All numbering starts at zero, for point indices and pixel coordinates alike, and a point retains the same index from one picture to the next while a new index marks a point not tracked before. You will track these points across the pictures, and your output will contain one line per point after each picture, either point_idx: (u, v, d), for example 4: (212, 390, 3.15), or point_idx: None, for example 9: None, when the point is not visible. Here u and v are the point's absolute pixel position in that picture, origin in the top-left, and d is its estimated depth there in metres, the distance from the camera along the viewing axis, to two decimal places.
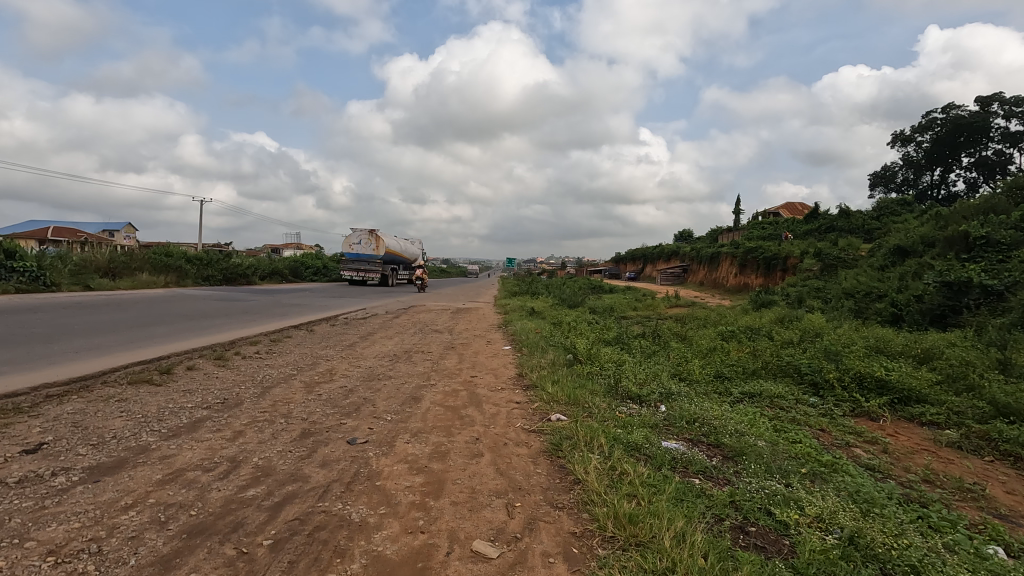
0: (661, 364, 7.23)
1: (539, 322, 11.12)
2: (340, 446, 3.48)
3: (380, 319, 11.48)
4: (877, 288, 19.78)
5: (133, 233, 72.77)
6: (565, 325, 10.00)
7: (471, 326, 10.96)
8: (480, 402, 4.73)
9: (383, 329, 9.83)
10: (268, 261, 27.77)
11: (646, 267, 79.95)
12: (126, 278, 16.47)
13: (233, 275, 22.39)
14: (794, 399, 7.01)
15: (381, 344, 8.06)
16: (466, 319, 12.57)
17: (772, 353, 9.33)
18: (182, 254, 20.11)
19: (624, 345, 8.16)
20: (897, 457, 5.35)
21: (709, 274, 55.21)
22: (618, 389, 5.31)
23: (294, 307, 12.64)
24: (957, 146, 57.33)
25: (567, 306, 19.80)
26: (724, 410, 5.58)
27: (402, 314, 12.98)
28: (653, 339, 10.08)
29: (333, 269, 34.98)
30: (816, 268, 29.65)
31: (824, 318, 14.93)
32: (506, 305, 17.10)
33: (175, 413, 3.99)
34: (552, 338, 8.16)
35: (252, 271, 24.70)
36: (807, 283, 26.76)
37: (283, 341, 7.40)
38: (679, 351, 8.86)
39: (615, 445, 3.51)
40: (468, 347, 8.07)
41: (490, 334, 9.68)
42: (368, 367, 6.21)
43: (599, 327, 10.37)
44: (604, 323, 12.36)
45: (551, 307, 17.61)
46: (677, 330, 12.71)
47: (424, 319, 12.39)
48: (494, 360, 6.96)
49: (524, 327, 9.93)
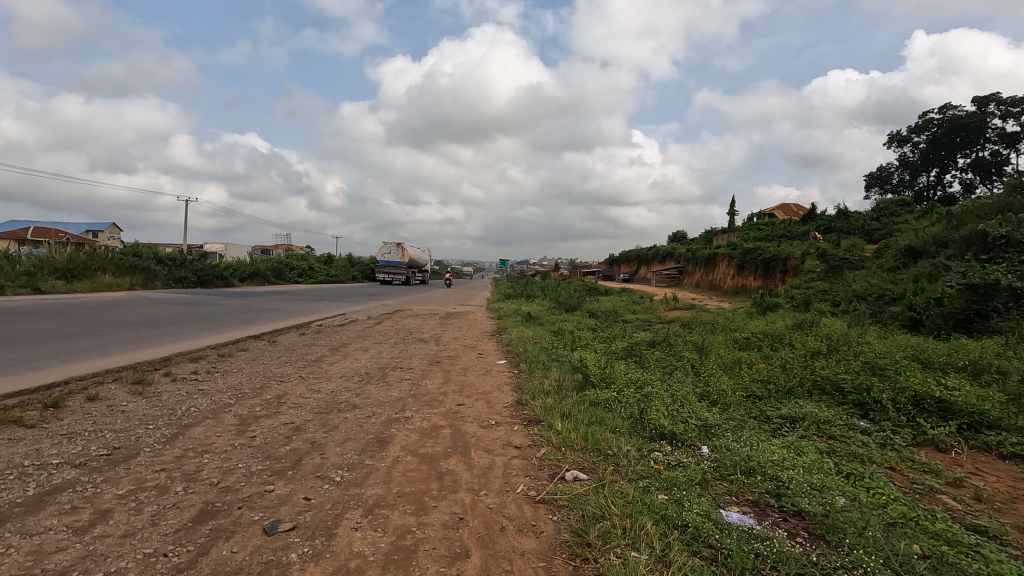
0: (685, 383, 6.11)
1: (537, 330, 9.96)
2: (250, 540, 2.27)
3: (358, 327, 10.25)
4: (891, 291, 18.81)
5: (118, 234, 71.19)
6: (567, 334, 8.87)
7: (459, 335, 9.75)
8: (468, 448, 3.53)
9: (360, 340, 8.61)
10: (250, 262, 26.47)
11: (641, 269, 79.06)
12: (86, 280, 15.14)
13: (209, 277, 21.07)
14: (845, 426, 5.89)
15: (353, 358, 6.85)
16: (455, 326, 11.35)
17: (803, 367, 8.23)
18: (152, 255, 18.74)
19: (637, 359, 7.03)
20: (998, 507, 4.21)
21: (706, 275, 54.32)
22: (645, 423, 4.16)
23: (267, 313, 11.41)
24: (955, 147, 56.77)
25: (564, 310, 18.65)
26: (777, 447, 4.42)
27: (384, 321, 11.74)
28: (666, 350, 8.95)
29: (320, 271, 33.70)
30: (820, 269, 28.70)
31: (843, 323, 13.89)
32: (500, 309, 15.96)
33: (24, 477, 2.76)
34: (555, 351, 7.01)
35: (232, 274, 23.39)
36: (812, 285, 25.77)
37: (233, 357, 6.17)
38: (699, 365, 7.72)
39: (669, 536, 2.34)
40: (455, 362, 6.89)
41: (480, 344, 8.49)
42: (328, 392, 4.97)
43: (605, 336, 9.22)
44: (608, 331, 11.25)
45: (548, 312, 16.48)
46: (687, 338, 11.59)
47: (408, 326, 11.17)
48: (486, 380, 5.77)
49: (519, 337, 8.78)
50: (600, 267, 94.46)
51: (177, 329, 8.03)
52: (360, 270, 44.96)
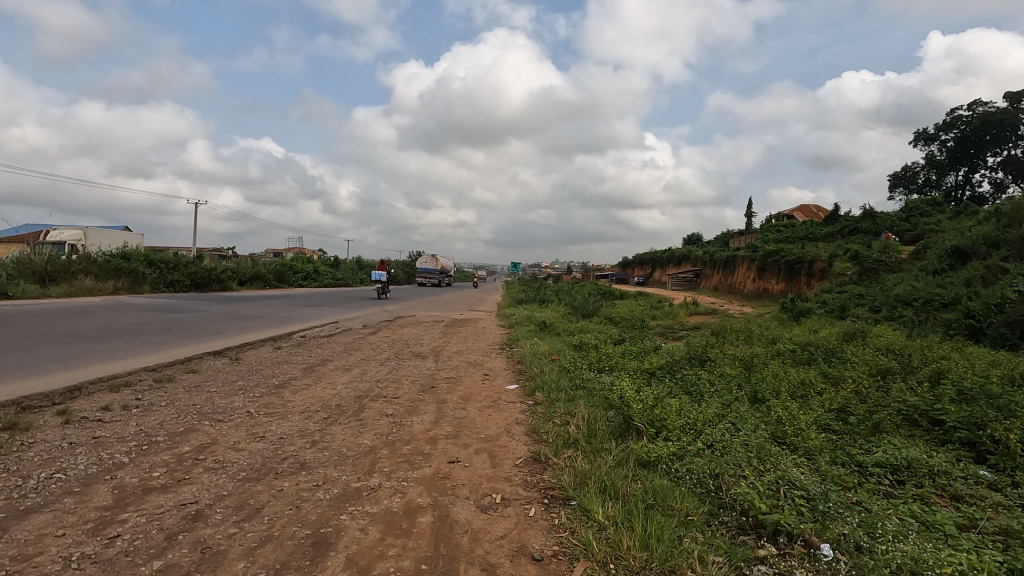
0: (750, 420, 4.73)
1: (555, 342, 8.57)
2: None
3: (348, 339, 8.91)
4: (940, 296, 17.18)
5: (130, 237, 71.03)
6: (591, 347, 7.47)
7: (466, 348, 8.35)
8: (455, 565, 2.15)
9: (347, 356, 7.28)
10: (251, 264, 25.38)
11: (656, 272, 77.30)
12: (64, 284, 14.01)
13: (204, 280, 19.93)
14: (968, 479, 4.42)
15: (329, 383, 5.51)
16: (461, 336, 9.99)
17: (881, 390, 6.76)
18: (141, 258, 17.65)
19: (682, 385, 5.66)
20: None
21: (725, 278, 52.49)
22: (727, 500, 2.78)
23: (254, 321, 10.25)
24: (985, 144, 54.48)
25: (581, 316, 17.30)
26: (914, 533, 3.00)
27: (380, 330, 10.38)
28: (707, 368, 7.57)
29: (325, 274, 32.64)
30: (852, 273, 26.97)
31: (897, 333, 12.34)
32: (511, 315, 14.57)
33: None
34: (578, 373, 5.64)
35: (230, 277, 22.28)
36: (845, 289, 24.19)
37: (172, 384, 4.86)
38: (753, 388, 6.33)
39: None
40: (455, 387, 5.50)
41: (487, 361, 7.10)
42: (273, 441, 3.60)
43: (634, 350, 7.85)
44: (635, 342, 9.89)
45: (564, 319, 15.09)
46: (726, 351, 10.14)
47: (407, 336, 9.83)
48: (492, 416, 4.40)
49: (533, 351, 7.39)
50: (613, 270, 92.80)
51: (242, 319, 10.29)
52: (368, 273, 43.83)
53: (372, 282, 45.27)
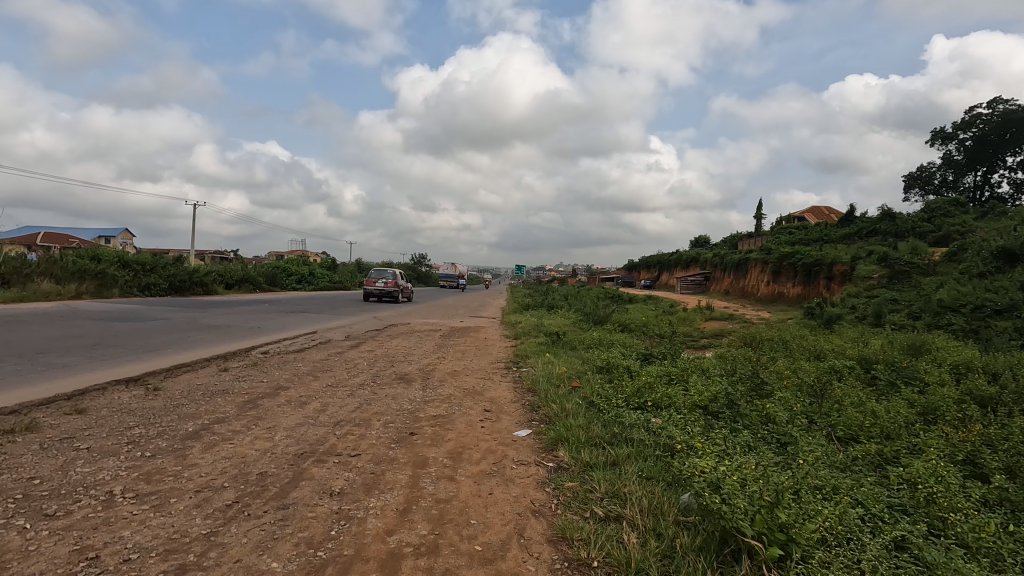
0: (878, 496, 3.17)
1: (574, 360, 7.01)
2: None
3: (321, 355, 7.37)
4: (992, 301, 15.48)
5: (129, 240, 70.11)
6: (619, 369, 5.92)
7: (463, 368, 6.79)
8: None
9: (312, 380, 5.72)
10: (241, 267, 23.95)
11: (664, 275, 75.53)
12: (17, 288, 12.52)
13: (185, 284, 18.43)
14: None
15: (269, 428, 3.95)
16: (460, 351, 8.43)
17: (1003, 428, 5.15)
18: (114, 260, 16.20)
19: (754, 436, 4.10)
20: None
21: (737, 282, 50.73)
22: None
23: (217, 331, 8.76)
24: (1008, 143, 52.47)
25: (594, 324, 15.69)
26: None
27: (364, 343, 8.85)
28: (767, 396, 6.01)
29: (320, 278, 31.20)
30: (881, 276, 25.23)
31: (964, 347, 10.65)
32: (518, 324, 12.98)
33: None
34: (612, 413, 4.09)
35: (217, 281, 20.85)
36: (875, 294, 22.56)
37: (23, 441, 3.29)
38: (844, 440, 4.76)
39: None
40: (444, 435, 3.92)
41: (490, 388, 5.54)
42: (104, 574, 2.02)
43: (672, 372, 6.26)
44: (665, 359, 8.33)
45: (576, 329, 13.46)
46: (775, 368, 8.54)
47: (395, 351, 8.30)
48: (493, 500, 2.82)
49: (547, 375, 5.83)
50: (619, 274, 90.98)
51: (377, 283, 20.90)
52: (369, 276, 42.41)
53: (373, 286, 43.83)
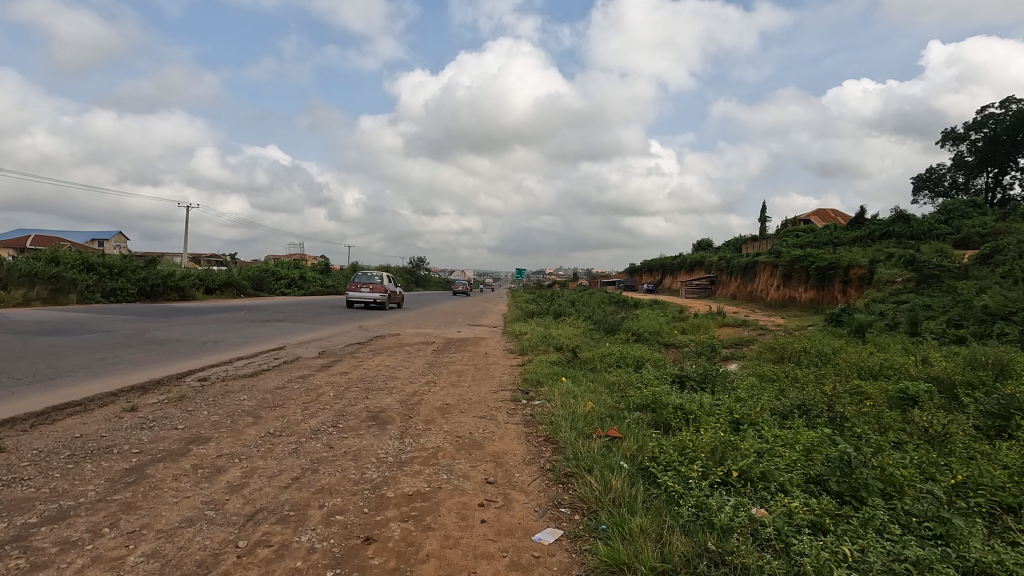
0: None
1: (601, 391, 5.46)
2: None
3: (277, 382, 5.80)
4: None
5: (122, 244, 68.84)
6: (663, 407, 4.37)
7: (457, 401, 5.23)
8: None
9: (249, 425, 4.16)
10: (225, 271, 22.44)
11: (667, 279, 74.04)
12: None
13: (157, 289, 16.86)
14: None
15: (130, 533, 2.39)
16: (455, 373, 6.87)
17: None
18: (75, 263, 14.74)
19: (915, 544, 2.60)
20: None
21: (744, 287, 49.22)
22: None
23: (160, 347, 7.22)
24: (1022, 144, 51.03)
25: (606, 334, 14.15)
26: None
27: (339, 364, 7.29)
28: (864, 439, 4.48)
29: (311, 282, 29.69)
30: (909, 281, 23.67)
31: None
32: (523, 335, 11.43)
33: None
34: (690, 501, 2.58)
35: (196, 286, 19.34)
36: (904, 301, 21.06)
37: None
38: (1016, 528, 3.23)
39: None
40: (420, 547, 2.38)
41: (492, 439, 3.97)
42: None
43: (733, 408, 4.74)
44: (704, 385, 6.78)
45: (587, 340, 11.95)
46: (836, 396, 7.02)
47: (375, 373, 6.73)
48: None
49: (571, 418, 4.29)
50: (621, 278, 89.45)
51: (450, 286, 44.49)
52: (364, 281, 40.91)
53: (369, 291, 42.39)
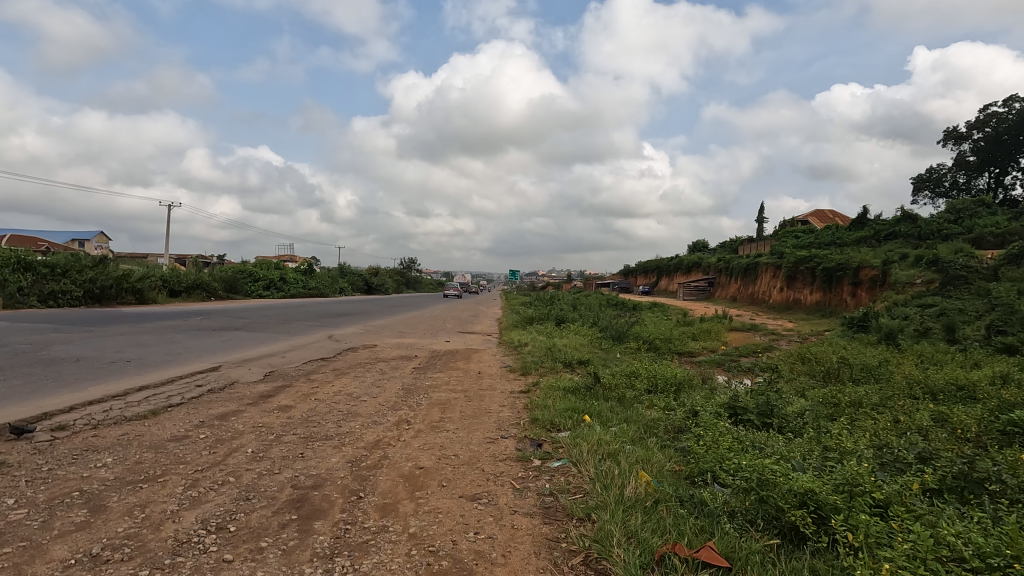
0: None
1: (647, 445, 3.75)
2: None
3: (178, 429, 4.01)
4: None
5: (105, 244, 67.09)
6: (767, 480, 2.67)
7: (434, 462, 3.50)
8: None
9: (68, 534, 2.38)
10: (194, 272, 20.53)
11: (663, 282, 72.57)
12: None
13: (111, 291, 15.04)
14: None
15: None
16: (439, 407, 5.11)
17: None
18: (8, 262, 13.14)
19: None
20: None
21: (745, 289, 47.74)
22: None
23: (43, 368, 5.41)
24: None
25: (614, 344, 12.43)
26: None
27: (285, 392, 5.50)
28: None
29: (292, 284, 27.85)
30: (934, 283, 22.10)
31: None
32: (523, 347, 9.64)
33: None
34: None
35: (158, 288, 17.47)
36: (929, 305, 19.52)
37: None
38: None
39: None
40: None
41: (491, 566, 2.24)
42: None
43: (862, 476, 3.06)
44: (768, 425, 5.09)
45: (597, 353, 10.22)
46: (936, 434, 5.37)
47: (330, 407, 4.95)
48: None
49: (623, 514, 2.58)
50: (614, 281, 88.01)
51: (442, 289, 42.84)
52: (351, 282, 38.98)
53: (357, 293, 40.63)
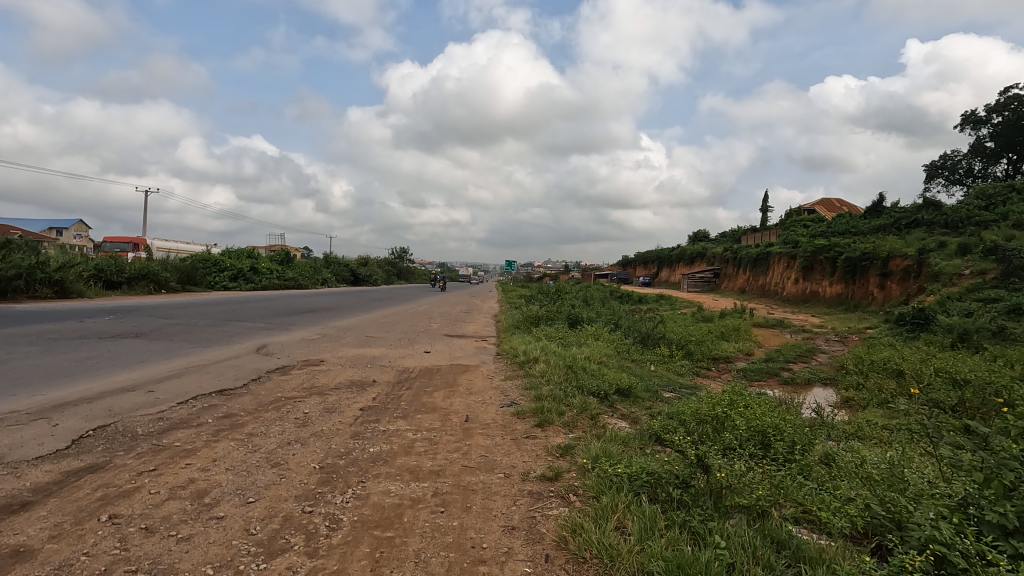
0: None
1: None
2: None
3: None
4: None
5: (83, 234, 64.53)
6: None
7: None
8: None
9: None
10: (142, 261, 17.69)
11: (665, 272, 69.71)
12: None
13: (16, 284, 12.19)
14: None
15: None
16: (375, 542, 2.34)
17: None
18: None
19: None
20: None
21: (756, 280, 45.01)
22: None
23: None
24: None
25: (644, 352, 9.65)
26: None
27: (64, 495, 2.69)
28: None
29: (263, 275, 24.92)
30: (989, 275, 19.45)
31: None
32: (532, 362, 6.81)
33: None
34: None
35: (86, 279, 14.61)
36: (989, 300, 16.83)
37: None
38: None
39: None
40: None
41: None
42: None
43: None
44: None
45: (630, 368, 7.41)
46: None
47: (111, 559, 2.13)
48: None
49: None
50: (613, 271, 84.92)
51: (433, 282, 39.86)
52: (335, 273, 36.09)
53: (342, 284, 37.75)
